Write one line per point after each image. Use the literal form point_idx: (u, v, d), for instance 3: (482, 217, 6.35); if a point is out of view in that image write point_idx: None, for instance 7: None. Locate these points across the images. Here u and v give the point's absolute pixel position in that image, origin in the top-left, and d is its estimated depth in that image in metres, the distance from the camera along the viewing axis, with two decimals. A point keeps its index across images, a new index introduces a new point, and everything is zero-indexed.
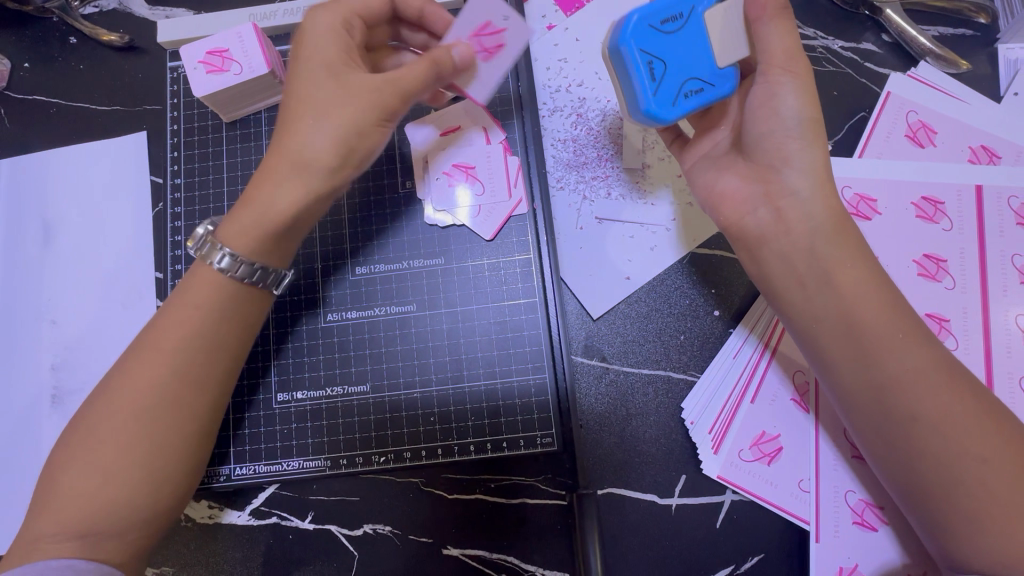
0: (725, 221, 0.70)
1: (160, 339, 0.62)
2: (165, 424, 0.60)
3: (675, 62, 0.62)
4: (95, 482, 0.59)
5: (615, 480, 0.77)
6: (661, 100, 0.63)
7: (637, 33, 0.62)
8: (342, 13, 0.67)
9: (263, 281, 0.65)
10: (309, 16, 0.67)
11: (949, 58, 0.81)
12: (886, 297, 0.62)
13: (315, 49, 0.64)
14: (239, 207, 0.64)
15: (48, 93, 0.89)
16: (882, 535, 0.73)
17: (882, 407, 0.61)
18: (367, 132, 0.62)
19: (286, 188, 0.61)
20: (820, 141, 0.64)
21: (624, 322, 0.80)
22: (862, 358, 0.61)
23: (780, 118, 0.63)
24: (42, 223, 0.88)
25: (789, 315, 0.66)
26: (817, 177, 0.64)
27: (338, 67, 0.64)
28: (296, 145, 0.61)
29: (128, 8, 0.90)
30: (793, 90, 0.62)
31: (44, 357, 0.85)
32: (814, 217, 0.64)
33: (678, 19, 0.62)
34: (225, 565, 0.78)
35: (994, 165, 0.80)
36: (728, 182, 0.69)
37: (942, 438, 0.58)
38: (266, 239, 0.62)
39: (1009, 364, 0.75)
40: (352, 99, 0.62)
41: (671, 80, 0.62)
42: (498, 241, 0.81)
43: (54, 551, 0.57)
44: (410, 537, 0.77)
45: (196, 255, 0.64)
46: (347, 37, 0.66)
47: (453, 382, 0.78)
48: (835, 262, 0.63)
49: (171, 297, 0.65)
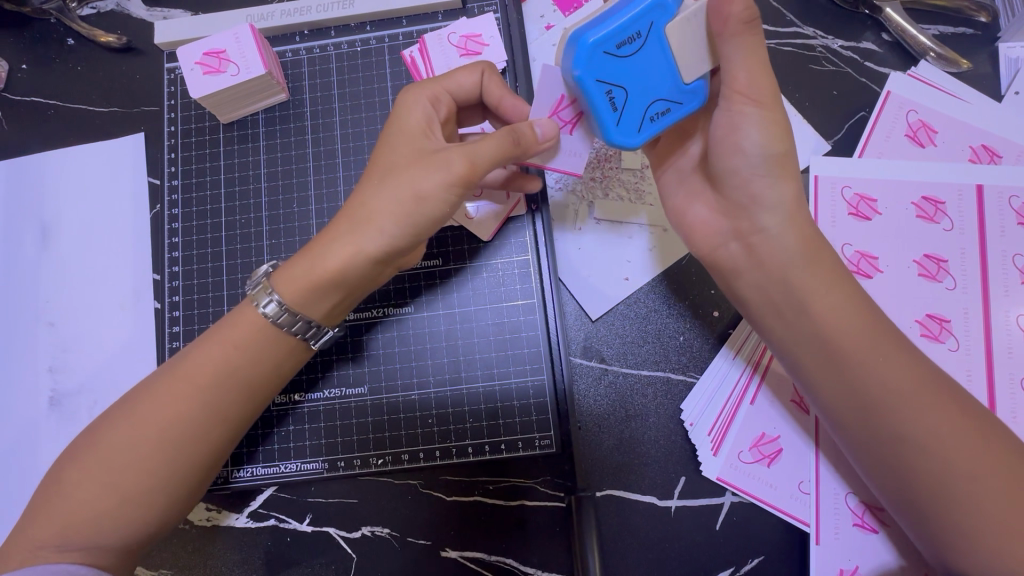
0: (698, 252, 0.70)
1: (189, 366, 0.63)
2: (174, 433, 0.61)
3: (636, 89, 0.57)
4: (96, 488, 0.60)
5: (614, 481, 0.77)
6: (625, 127, 0.58)
7: (591, 64, 0.55)
8: (435, 91, 0.67)
9: (302, 332, 0.65)
10: (403, 93, 0.68)
11: (949, 58, 0.81)
12: (864, 317, 0.62)
13: (399, 118, 0.66)
14: (299, 258, 0.65)
15: (45, 94, 0.89)
16: (882, 537, 0.72)
17: (869, 428, 0.61)
18: (424, 195, 0.60)
19: (340, 246, 0.62)
20: (789, 173, 0.61)
21: (623, 323, 0.80)
22: (844, 381, 0.62)
23: (744, 153, 0.60)
24: (40, 224, 0.88)
25: (768, 328, 0.67)
26: (787, 215, 0.62)
27: (417, 141, 0.64)
28: (364, 208, 0.62)
29: (126, 9, 0.90)
30: (758, 125, 0.58)
31: (42, 357, 0.85)
32: (788, 252, 0.63)
33: (636, 40, 0.54)
34: (224, 567, 0.78)
35: (995, 164, 0.80)
36: (697, 212, 0.69)
37: (930, 457, 0.58)
38: (311, 293, 0.63)
39: (1011, 365, 0.74)
40: (420, 165, 0.61)
41: (634, 105, 0.57)
42: (496, 242, 0.80)
43: (53, 557, 0.58)
44: (408, 539, 0.77)
45: (250, 293, 0.66)
46: (434, 113, 0.66)
47: (452, 384, 0.78)
48: (808, 288, 0.63)
49: (214, 327, 0.66)
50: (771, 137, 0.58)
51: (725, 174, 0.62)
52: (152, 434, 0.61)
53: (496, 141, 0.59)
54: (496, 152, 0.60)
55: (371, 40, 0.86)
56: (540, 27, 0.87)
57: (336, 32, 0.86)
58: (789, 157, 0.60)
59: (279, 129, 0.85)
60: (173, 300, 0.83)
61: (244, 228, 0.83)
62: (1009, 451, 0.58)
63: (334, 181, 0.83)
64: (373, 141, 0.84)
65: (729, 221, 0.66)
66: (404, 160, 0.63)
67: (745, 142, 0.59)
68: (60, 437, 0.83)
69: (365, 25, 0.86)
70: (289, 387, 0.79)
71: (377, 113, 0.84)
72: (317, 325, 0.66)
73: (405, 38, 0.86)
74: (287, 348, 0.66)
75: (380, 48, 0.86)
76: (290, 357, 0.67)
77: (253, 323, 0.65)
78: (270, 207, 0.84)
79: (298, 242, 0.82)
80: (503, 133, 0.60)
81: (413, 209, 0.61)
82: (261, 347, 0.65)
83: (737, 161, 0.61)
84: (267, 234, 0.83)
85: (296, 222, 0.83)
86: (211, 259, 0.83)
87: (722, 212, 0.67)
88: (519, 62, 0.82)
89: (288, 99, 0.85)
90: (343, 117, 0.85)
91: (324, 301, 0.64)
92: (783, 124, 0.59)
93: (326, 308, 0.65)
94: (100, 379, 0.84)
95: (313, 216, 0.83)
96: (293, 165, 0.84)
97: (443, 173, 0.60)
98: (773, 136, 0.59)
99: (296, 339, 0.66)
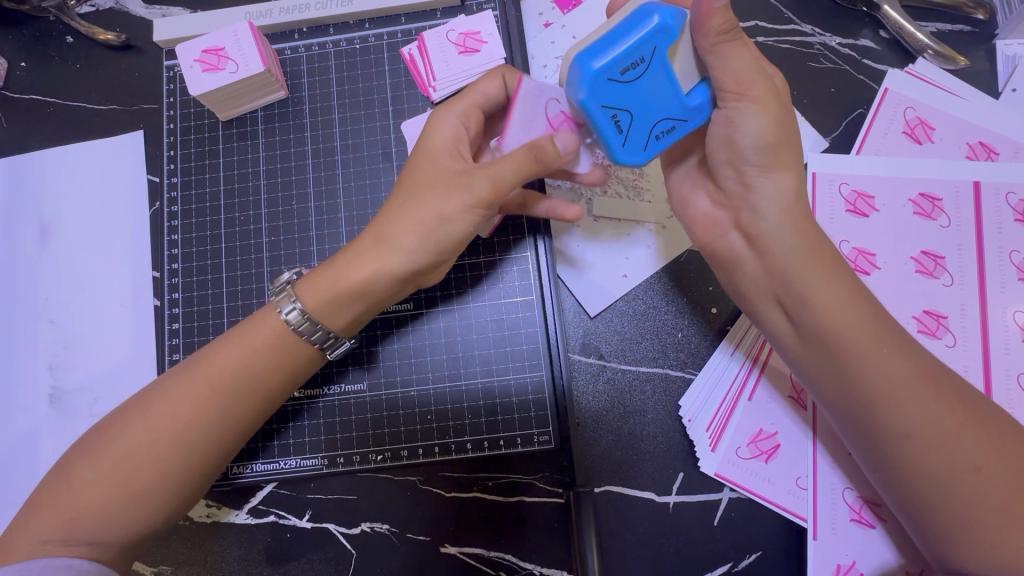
0: (698, 242, 0.70)
1: (209, 368, 0.64)
2: (189, 436, 0.62)
3: (641, 112, 0.58)
4: (98, 484, 0.60)
5: (612, 478, 0.77)
6: (631, 148, 0.59)
7: (596, 91, 0.56)
8: (464, 108, 0.67)
9: (321, 342, 0.66)
10: (436, 110, 0.69)
11: (947, 55, 0.81)
12: (865, 312, 0.61)
13: (427, 138, 0.66)
14: (324, 268, 0.65)
15: (45, 93, 0.89)
16: (879, 532, 0.73)
17: (868, 421, 0.61)
18: (449, 218, 0.61)
19: (361, 261, 0.63)
20: (783, 164, 0.61)
21: (621, 320, 0.80)
22: (841, 376, 0.62)
23: (738, 147, 0.60)
24: (40, 223, 0.88)
25: (767, 322, 0.67)
26: (785, 208, 0.62)
27: (443, 160, 0.64)
28: (389, 227, 0.63)
29: (125, 7, 0.90)
30: (754, 121, 0.58)
31: (42, 355, 0.85)
32: (786, 243, 0.62)
33: (638, 66, 0.56)
34: (224, 564, 0.78)
35: (992, 161, 0.80)
36: (699, 204, 0.69)
37: (928, 451, 0.59)
38: (337, 302, 0.64)
39: (1007, 362, 0.75)
40: (442, 187, 0.62)
41: (640, 127, 0.58)
42: (496, 239, 0.80)
43: (58, 551, 0.58)
44: (408, 535, 0.77)
45: (273, 299, 0.67)
46: (462, 132, 0.66)
47: (450, 380, 0.78)
48: (810, 286, 0.62)
49: (231, 331, 0.67)
50: (766, 129, 0.58)
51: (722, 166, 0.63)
52: (161, 433, 0.61)
53: (519, 161, 0.59)
54: (516, 173, 0.60)
55: (369, 37, 0.86)
56: (539, 25, 0.87)
57: (334, 30, 0.86)
58: (786, 148, 0.60)
59: (278, 127, 0.85)
60: (173, 298, 0.83)
61: (242, 225, 0.84)
62: (1005, 443, 0.58)
63: (333, 179, 0.84)
64: (372, 139, 0.84)
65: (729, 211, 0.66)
66: (429, 179, 0.63)
67: (741, 134, 0.59)
68: (60, 435, 0.83)
69: (363, 22, 0.86)
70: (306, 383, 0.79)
71: (376, 110, 0.85)
72: (337, 336, 0.66)
73: (404, 35, 0.86)
74: (294, 349, 0.66)
75: (379, 45, 0.86)
76: (307, 365, 0.67)
77: (273, 331, 0.65)
78: (269, 205, 0.84)
79: (297, 239, 0.83)
80: (526, 151, 0.59)
81: (437, 231, 0.61)
82: (283, 354, 0.65)
83: (733, 152, 0.61)
84: (266, 231, 0.83)
85: (295, 218, 0.83)
86: (210, 257, 0.83)
87: (722, 205, 0.67)
88: (518, 57, 0.82)
89: (287, 97, 0.85)
90: (342, 113, 0.85)
91: (347, 308, 0.65)
92: (779, 115, 0.59)
93: (350, 314, 0.65)
94: (99, 377, 0.84)
95: (312, 213, 0.83)
96: (293, 162, 0.84)
97: (470, 199, 0.60)
98: (768, 132, 0.59)
99: (313, 347, 0.66)
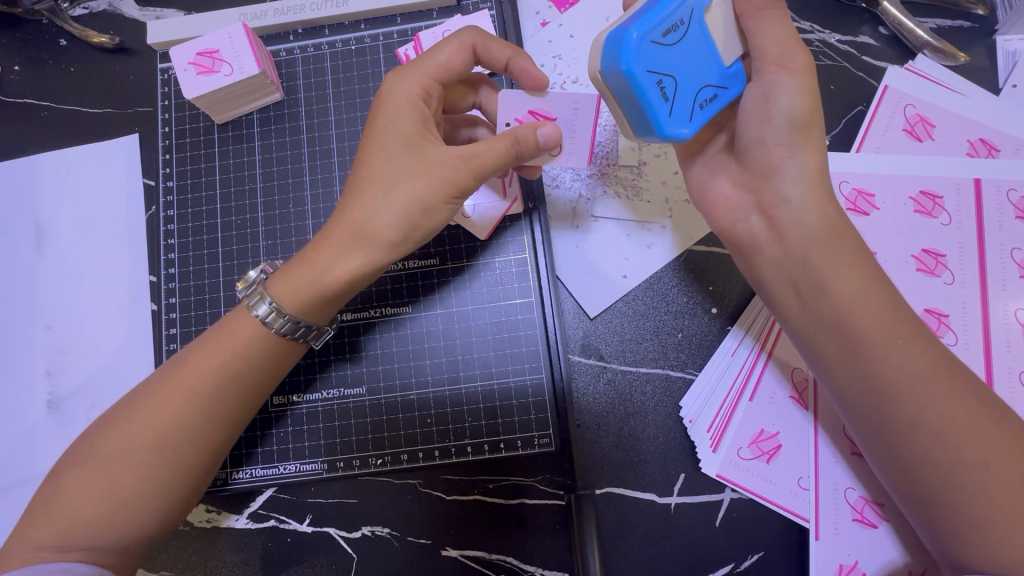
0: (722, 228, 0.69)
1: (188, 374, 0.63)
2: (180, 438, 0.62)
3: (683, 78, 0.57)
4: (93, 490, 0.60)
5: (614, 480, 0.77)
6: (678, 116, 0.58)
7: (642, 53, 0.55)
8: (426, 88, 0.66)
9: (303, 336, 0.66)
10: (388, 83, 0.66)
11: (947, 51, 0.81)
12: (882, 304, 0.61)
13: (390, 123, 0.64)
14: (292, 267, 0.65)
15: (39, 96, 0.89)
16: (883, 531, 0.72)
17: (881, 413, 0.61)
18: (433, 209, 0.62)
19: (344, 257, 0.63)
20: (813, 143, 0.61)
21: (621, 321, 0.80)
22: (859, 367, 0.61)
23: (772, 121, 0.60)
24: (36, 227, 0.87)
25: (779, 303, 0.66)
26: (810, 185, 0.62)
27: (415, 146, 0.63)
28: (366, 220, 0.62)
29: (118, 9, 0.89)
30: (790, 91, 0.59)
31: (39, 360, 0.85)
32: (808, 226, 0.62)
33: (678, 28, 0.56)
34: (224, 568, 0.78)
35: (993, 158, 0.79)
36: (720, 186, 0.68)
37: (936, 446, 0.58)
38: (314, 301, 0.64)
39: (1009, 360, 0.74)
40: (422, 176, 0.61)
41: (683, 95, 0.58)
42: (494, 241, 0.80)
43: (53, 558, 0.58)
44: (409, 538, 0.77)
45: (245, 299, 0.66)
46: (426, 112, 0.65)
47: (449, 383, 0.78)
48: (832, 268, 0.62)
49: (213, 327, 0.67)
50: (799, 104, 0.59)
51: (750, 144, 0.63)
52: (152, 440, 0.61)
53: (499, 151, 0.61)
54: (498, 163, 0.61)
55: (365, 38, 0.85)
56: (536, 24, 0.86)
57: (329, 30, 0.86)
58: (816, 124, 0.61)
59: (274, 129, 0.85)
60: (170, 302, 0.82)
61: (240, 229, 0.83)
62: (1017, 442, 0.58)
63: (330, 181, 0.83)
64: None
65: (752, 193, 0.66)
66: (405, 167, 0.62)
67: (777, 108, 0.60)
68: (59, 440, 0.83)
69: (359, 23, 0.86)
70: (286, 389, 0.79)
71: None
72: (317, 327, 0.67)
73: (399, 35, 0.85)
74: None
75: (374, 46, 0.85)
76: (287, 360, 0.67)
77: (260, 334, 0.65)
78: (266, 208, 0.83)
79: (295, 242, 0.82)
80: (506, 142, 0.61)
81: (422, 221, 0.62)
82: (264, 355, 0.65)
83: (765, 128, 0.61)
84: (264, 235, 0.83)
85: (291, 222, 0.83)
86: (207, 261, 0.83)
87: (744, 184, 0.66)
88: None
89: (282, 98, 0.85)
90: (338, 116, 0.84)
91: (332, 307, 0.66)
92: (815, 93, 0.60)
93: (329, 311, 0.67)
94: (97, 382, 0.84)
95: (309, 216, 0.82)
96: (289, 166, 0.84)
97: (452, 189, 0.61)
98: (802, 104, 0.60)
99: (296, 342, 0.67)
